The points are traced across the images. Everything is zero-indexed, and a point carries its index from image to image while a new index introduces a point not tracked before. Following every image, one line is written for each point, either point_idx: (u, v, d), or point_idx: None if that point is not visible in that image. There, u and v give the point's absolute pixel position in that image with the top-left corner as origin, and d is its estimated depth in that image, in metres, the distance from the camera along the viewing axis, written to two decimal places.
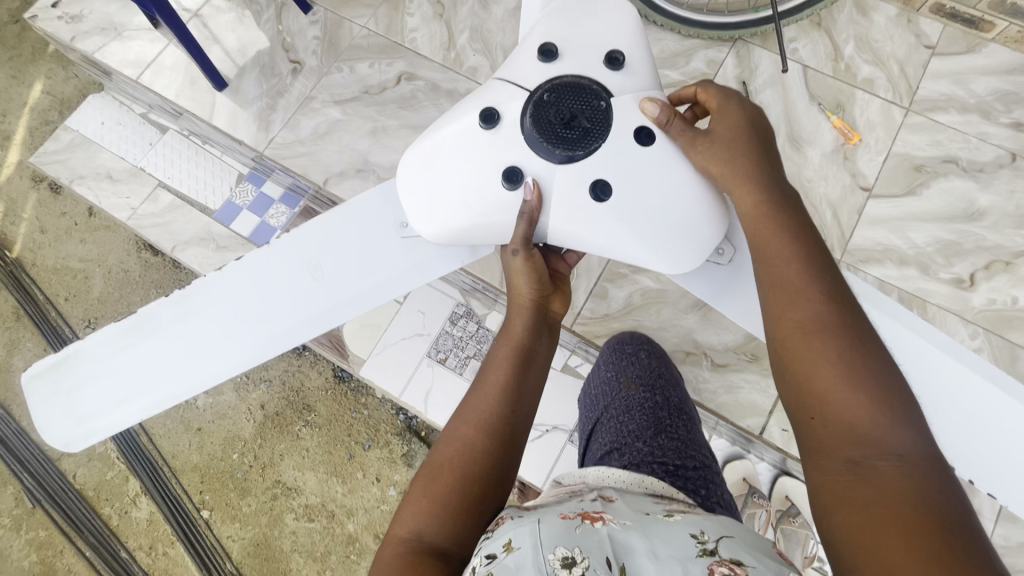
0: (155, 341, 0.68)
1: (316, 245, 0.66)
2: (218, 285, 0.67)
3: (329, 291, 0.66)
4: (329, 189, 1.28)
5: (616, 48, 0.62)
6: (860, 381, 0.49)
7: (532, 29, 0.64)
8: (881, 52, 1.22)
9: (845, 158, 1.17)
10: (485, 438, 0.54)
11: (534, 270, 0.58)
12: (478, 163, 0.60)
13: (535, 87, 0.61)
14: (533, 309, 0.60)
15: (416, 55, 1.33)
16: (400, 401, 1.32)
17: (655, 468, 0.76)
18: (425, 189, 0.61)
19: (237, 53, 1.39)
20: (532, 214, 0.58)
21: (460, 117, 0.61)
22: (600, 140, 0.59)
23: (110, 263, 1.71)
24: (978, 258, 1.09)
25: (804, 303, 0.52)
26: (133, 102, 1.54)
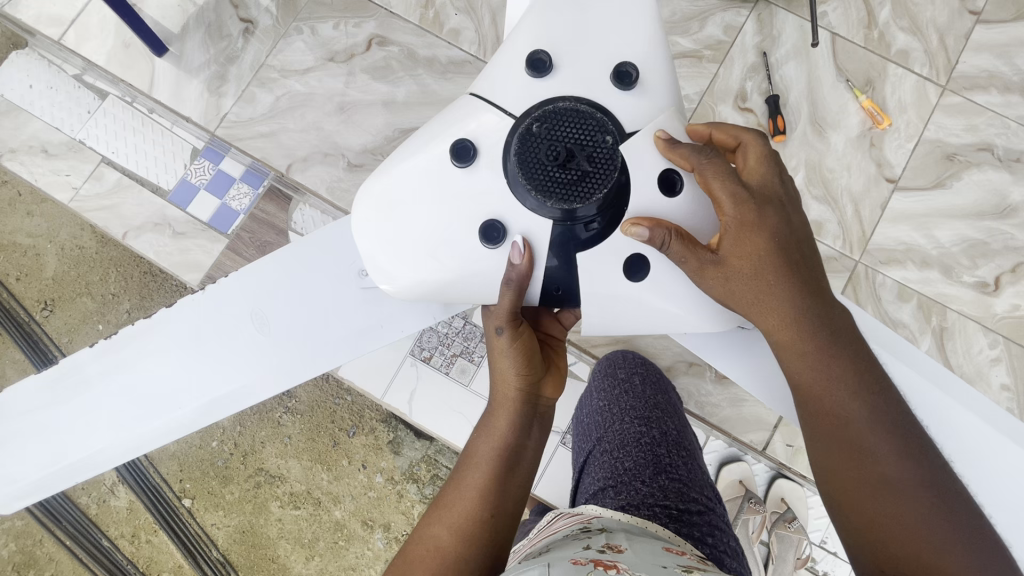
0: (76, 401, 0.60)
1: (266, 296, 0.60)
2: (150, 336, 0.60)
3: (280, 348, 0.59)
4: (293, 175, 1.15)
5: (627, 61, 0.54)
6: (910, 505, 0.48)
7: (524, 28, 0.56)
8: (921, 19, 1.07)
9: (872, 144, 1.05)
10: (457, 541, 0.54)
11: (521, 349, 0.56)
12: (453, 211, 0.53)
13: (523, 114, 0.54)
14: (518, 399, 0.57)
15: (388, 13, 1.15)
16: (383, 404, 1.24)
17: (656, 512, 0.70)
18: (395, 241, 0.54)
19: (178, 7, 1.19)
20: (521, 282, 0.53)
21: (434, 149, 0.54)
22: (602, 189, 0.52)
23: (61, 239, 1.55)
24: (1005, 260, 1.01)
25: (839, 410, 0.51)
26: (65, 62, 1.29)
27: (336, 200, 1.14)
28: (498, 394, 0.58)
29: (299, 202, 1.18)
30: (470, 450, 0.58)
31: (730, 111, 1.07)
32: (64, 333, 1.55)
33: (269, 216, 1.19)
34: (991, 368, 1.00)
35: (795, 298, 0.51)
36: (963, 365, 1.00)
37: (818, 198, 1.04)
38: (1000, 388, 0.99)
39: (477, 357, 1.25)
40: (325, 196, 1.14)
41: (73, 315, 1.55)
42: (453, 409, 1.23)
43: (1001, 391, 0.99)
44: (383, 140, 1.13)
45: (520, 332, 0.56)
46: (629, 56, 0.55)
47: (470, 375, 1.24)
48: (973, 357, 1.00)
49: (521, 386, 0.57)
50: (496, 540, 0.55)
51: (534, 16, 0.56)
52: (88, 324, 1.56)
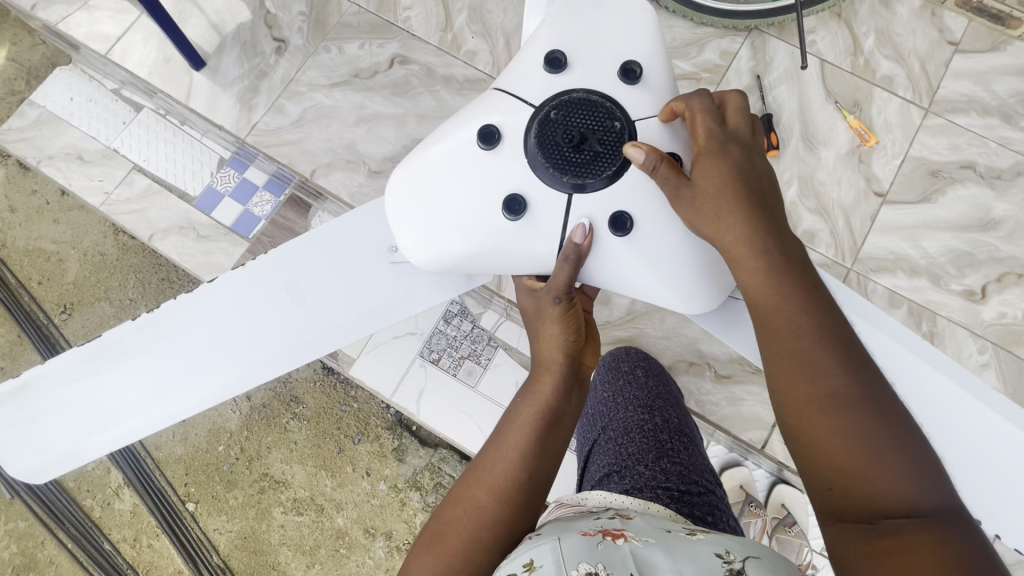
0: (120, 370, 0.64)
1: (301, 273, 0.65)
2: (191, 309, 0.64)
3: (316, 319, 0.65)
4: (316, 181, 1.22)
5: (632, 59, 0.61)
6: (865, 431, 0.47)
7: (540, 33, 0.63)
8: (904, 47, 1.16)
9: (860, 160, 1.12)
10: (495, 501, 0.55)
11: (571, 321, 0.58)
12: (478, 188, 0.59)
13: (540, 103, 0.60)
14: (563, 366, 0.58)
15: (410, 35, 1.24)
16: (391, 403, 1.28)
17: (658, 494, 0.72)
18: (421, 211, 0.61)
19: (216, 27, 1.29)
20: (579, 257, 0.58)
21: (461, 134, 0.61)
22: (612, 166, 0.59)
23: (86, 245, 1.62)
24: (991, 270, 1.06)
25: (798, 337, 0.51)
26: (105, 77, 1.39)
27: (356, 206, 1.21)
28: (541, 362, 0.59)
29: (318, 208, 1.26)
30: (512, 414, 0.58)
31: None
32: (81, 336, 1.60)
33: (289, 222, 1.26)
34: (981, 372, 1.03)
35: (752, 223, 0.53)
36: None
37: (811, 209, 1.10)
38: None
39: (484, 359, 1.29)
40: (345, 200, 1.21)
41: (91, 318, 1.61)
42: (460, 409, 1.27)
43: None
44: (402, 149, 1.21)
45: (573, 304, 0.58)
46: (633, 59, 0.62)
47: (477, 377, 1.28)
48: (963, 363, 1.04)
49: (567, 354, 0.58)
50: (527, 498, 0.56)
51: (548, 23, 0.63)
52: (105, 326, 1.61)
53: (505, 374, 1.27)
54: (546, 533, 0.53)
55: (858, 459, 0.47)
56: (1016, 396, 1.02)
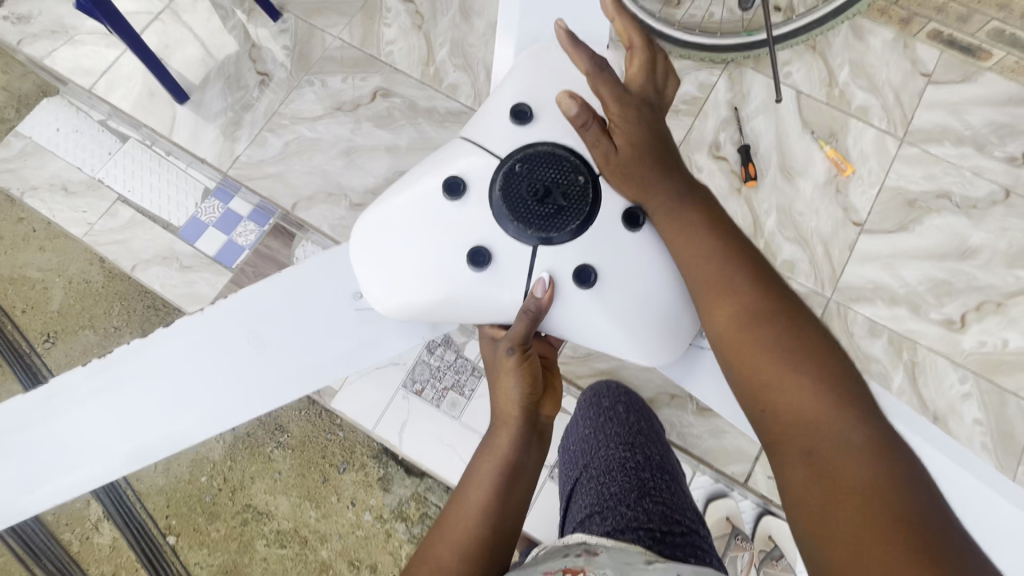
0: (68, 418, 0.61)
1: (261, 318, 0.63)
2: (145, 355, 0.62)
3: (278, 369, 0.63)
4: (298, 213, 1.22)
5: (598, 111, 0.62)
6: (792, 364, 0.50)
7: (509, 81, 0.62)
8: (878, 79, 1.18)
9: (837, 190, 1.13)
10: (457, 559, 0.54)
11: (526, 372, 0.58)
12: (443, 241, 0.59)
13: (506, 155, 0.60)
14: (521, 417, 0.59)
15: (393, 69, 1.26)
16: (373, 435, 1.26)
17: (640, 535, 0.70)
18: (384, 262, 0.60)
19: (201, 61, 1.31)
20: (538, 312, 0.56)
21: (425, 185, 0.60)
22: (575, 221, 0.59)
23: (70, 273, 1.61)
24: (969, 298, 1.07)
25: (740, 305, 0.54)
26: (91, 108, 1.40)
27: (337, 237, 1.21)
28: (498, 414, 0.60)
29: (302, 239, 1.26)
30: (471, 465, 0.59)
31: (705, 159, 1.16)
32: (64, 366, 1.59)
33: (273, 251, 1.26)
34: (963, 402, 1.03)
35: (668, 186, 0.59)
36: (935, 400, 1.03)
37: (790, 239, 1.11)
38: (973, 423, 1.02)
39: (467, 390, 1.27)
40: (327, 232, 1.21)
41: (75, 348, 1.59)
42: (443, 440, 1.25)
43: (974, 425, 1.02)
44: (384, 181, 1.22)
45: (528, 356, 0.58)
46: (596, 108, 0.62)
47: (460, 408, 1.27)
48: (945, 392, 1.03)
49: (522, 406, 0.59)
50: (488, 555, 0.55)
51: (519, 69, 0.62)
52: (88, 356, 1.59)
53: (489, 404, 1.26)
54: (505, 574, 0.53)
55: (784, 392, 0.49)
56: (998, 425, 1.02)
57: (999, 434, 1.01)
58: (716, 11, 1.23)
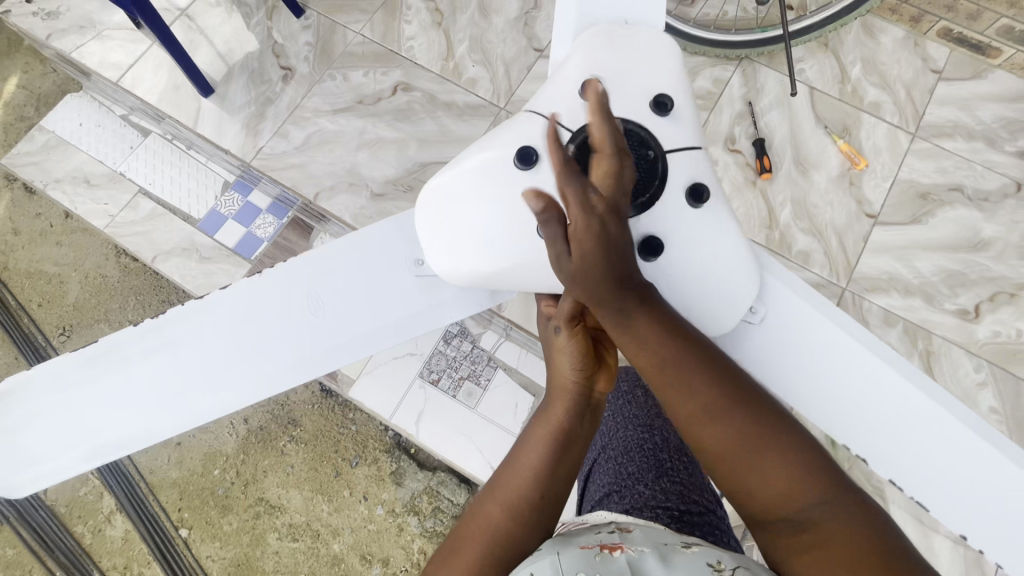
0: (124, 376, 0.60)
1: (318, 282, 0.62)
2: (202, 314, 0.61)
3: (329, 333, 0.62)
4: (320, 203, 1.24)
5: (665, 92, 0.56)
6: (730, 422, 0.46)
7: (571, 58, 0.58)
8: (889, 76, 1.20)
9: (852, 183, 1.15)
10: (506, 521, 0.53)
11: (584, 349, 0.54)
12: (508, 209, 0.57)
13: (574, 128, 0.56)
14: (576, 394, 0.55)
15: (413, 64, 1.28)
16: (390, 423, 1.27)
17: (659, 514, 0.71)
18: (450, 228, 0.59)
19: (224, 56, 1.33)
20: (581, 291, 0.54)
21: (496, 152, 0.58)
22: (643, 196, 0.53)
23: (86, 267, 1.63)
24: (982, 289, 1.08)
25: (668, 371, 0.48)
26: (113, 103, 1.43)
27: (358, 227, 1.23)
28: (551, 385, 0.56)
29: (320, 231, 1.28)
30: (524, 429, 0.56)
31: (720, 153, 1.18)
32: None
33: (291, 244, 1.28)
34: (978, 391, 1.04)
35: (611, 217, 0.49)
36: (951, 389, 1.04)
37: (805, 231, 1.13)
38: (989, 411, 1.03)
39: (484, 380, 1.28)
40: (348, 222, 1.23)
41: (90, 341, 1.61)
42: (459, 430, 1.26)
43: (990, 414, 1.03)
44: (404, 173, 1.24)
45: (579, 331, 0.54)
46: (660, 86, 0.57)
47: (477, 398, 1.28)
48: (959, 381, 1.04)
49: (576, 381, 0.55)
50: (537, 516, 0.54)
51: (582, 46, 0.58)
52: None
53: (505, 395, 1.27)
54: (543, 549, 0.49)
55: (737, 456, 0.46)
56: (1014, 415, 1.03)
57: (1014, 423, 1.02)
58: (730, 9, 1.26)
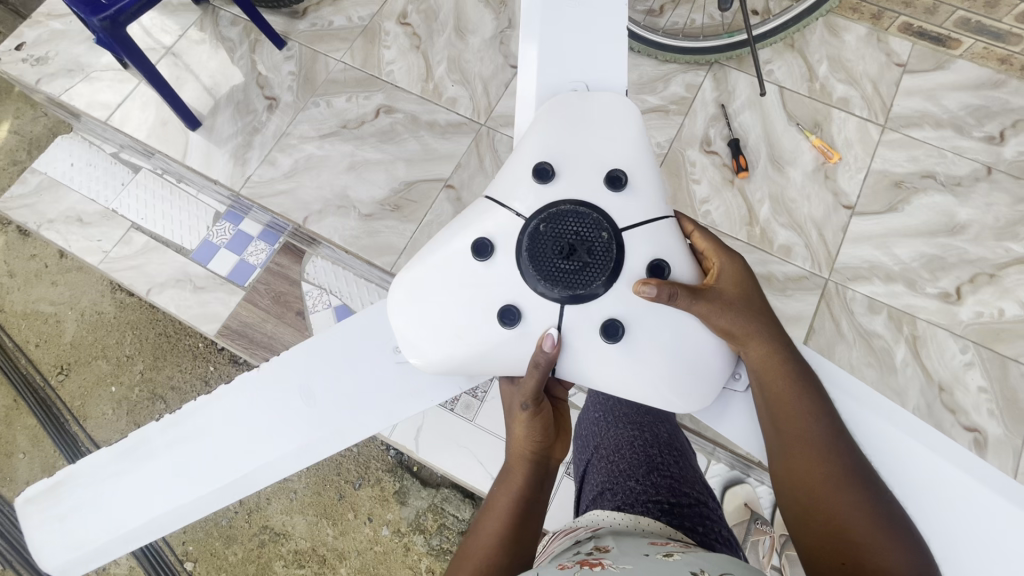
0: (138, 476, 0.56)
1: (319, 371, 0.58)
2: (210, 410, 0.57)
3: (337, 421, 0.57)
4: (309, 226, 1.27)
5: (617, 167, 0.60)
6: (848, 498, 0.48)
7: (527, 138, 0.62)
8: (855, 72, 1.24)
9: (827, 177, 1.18)
10: None
11: (540, 422, 0.58)
12: (469, 299, 0.58)
13: (530, 214, 0.59)
14: (534, 461, 0.59)
15: (394, 87, 1.32)
16: (390, 441, 1.28)
17: (650, 508, 0.71)
18: (415, 318, 0.59)
19: (210, 90, 1.37)
20: (547, 365, 0.55)
21: (453, 247, 0.60)
22: (601, 276, 0.56)
23: (82, 306, 1.64)
24: (963, 271, 1.10)
25: (807, 434, 0.50)
26: (104, 142, 1.46)
27: (350, 248, 1.25)
28: (509, 451, 0.60)
29: (313, 254, 1.29)
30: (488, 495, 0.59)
31: (697, 155, 1.21)
32: (77, 397, 1.61)
33: (284, 268, 1.28)
34: (966, 372, 1.05)
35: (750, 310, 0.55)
36: (940, 371, 1.05)
37: (785, 226, 1.15)
38: (979, 391, 1.04)
39: (480, 392, 1.29)
40: (339, 244, 1.25)
41: (88, 378, 1.61)
42: (459, 444, 1.26)
43: (980, 394, 1.03)
44: (390, 192, 1.26)
45: (542, 407, 0.57)
46: (613, 162, 0.60)
47: (475, 410, 1.28)
48: (947, 363, 1.05)
49: (534, 451, 0.59)
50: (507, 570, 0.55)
51: (538, 127, 0.61)
52: (102, 386, 1.61)
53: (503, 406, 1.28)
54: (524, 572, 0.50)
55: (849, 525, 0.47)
56: (1004, 393, 1.03)
57: (1005, 401, 1.03)
58: (698, 17, 1.31)
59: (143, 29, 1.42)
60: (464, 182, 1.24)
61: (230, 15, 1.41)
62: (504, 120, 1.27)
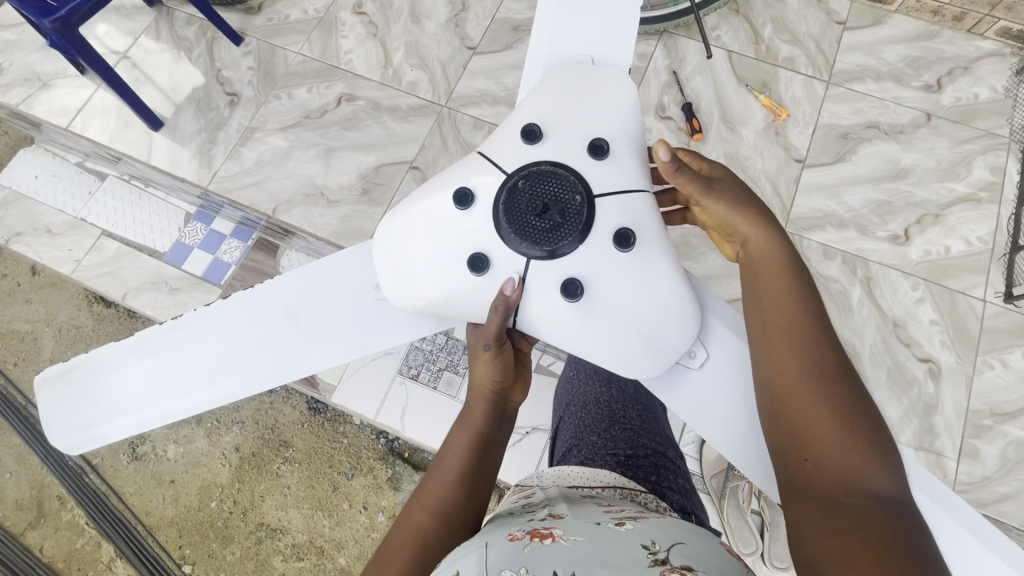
0: (141, 370, 0.65)
1: (302, 296, 0.66)
2: (208, 319, 0.65)
3: (313, 344, 0.65)
4: (280, 217, 1.28)
5: (603, 137, 0.63)
6: (830, 403, 0.51)
7: (526, 99, 0.66)
8: (798, 32, 1.29)
9: (777, 133, 1.22)
10: (434, 519, 0.56)
11: (501, 363, 0.62)
12: (448, 251, 0.62)
13: (512, 172, 0.62)
14: (492, 400, 0.63)
15: (354, 76, 1.34)
16: (376, 423, 1.31)
17: (607, 460, 0.75)
18: (398, 267, 0.63)
19: (171, 91, 1.38)
20: (507, 309, 0.60)
21: (439, 198, 0.63)
22: (569, 236, 0.59)
23: (59, 321, 1.63)
24: (910, 214, 1.16)
25: (798, 334, 0.54)
26: (68, 151, 1.42)
27: (322, 235, 1.26)
28: (471, 393, 0.64)
29: (286, 248, 1.28)
30: (447, 437, 0.62)
31: (653, 121, 1.25)
32: None
33: (259, 263, 1.28)
34: (918, 308, 1.10)
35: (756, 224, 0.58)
36: (893, 308, 1.10)
37: (741, 182, 1.20)
38: (932, 324, 1.09)
39: (462, 369, 1.32)
40: (310, 233, 1.27)
41: None
42: (445, 421, 1.29)
43: (932, 326, 1.09)
44: (357, 179, 1.28)
45: (502, 350, 0.62)
46: (600, 131, 0.63)
47: (457, 386, 1.31)
48: (900, 300, 1.11)
49: (492, 390, 0.63)
50: (463, 506, 0.58)
51: (540, 89, 0.65)
52: None
53: None
54: (473, 542, 0.49)
55: (824, 431, 0.50)
56: (954, 324, 1.09)
57: (956, 332, 1.08)
58: None
59: (99, 35, 1.42)
60: (429, 163, 1.26)
61: (185, 15, 1.41)
62: (464, 100, 1.29)
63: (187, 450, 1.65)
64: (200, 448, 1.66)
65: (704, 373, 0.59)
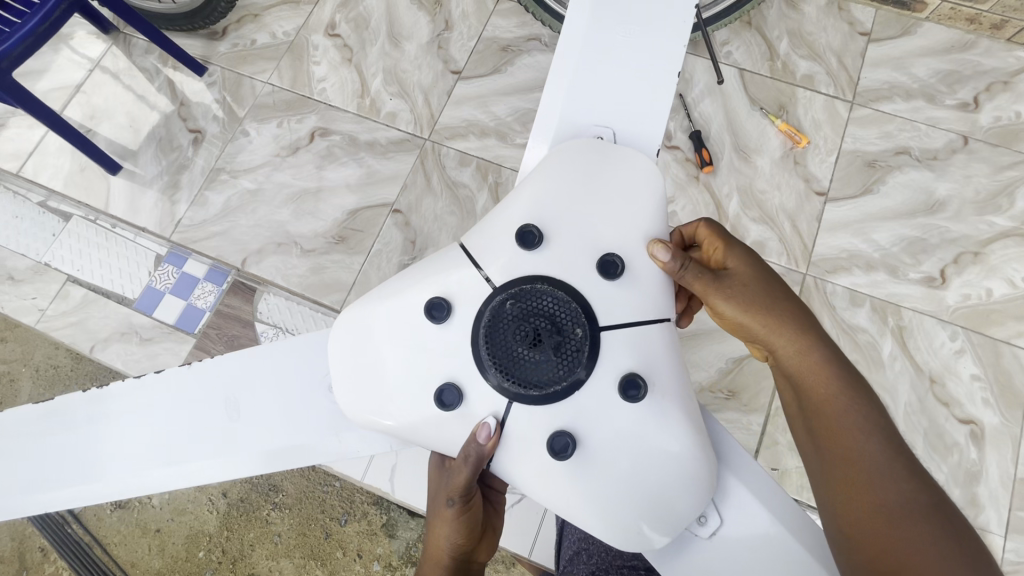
0: (46, 444, 0.54)
1: (245, 381, 0.54)
2: (134, 394, 0.55)
3: (257, 438, 0.53)
4: (248, 269, 1.17)
5: (614, 250, 0.49)
6: (873, 454, 0.45)
7: (527, 183, 0.52)
8: (817, 45, 1.16)
9: (796, 162, 1.10)
10: None
11: (465, 526, 0.51)
12: (415, 376, 0.48)
13: (503, 284, 0.49)
14: (451, 566, 0.52)
15: (328, 106, 1.22)
16: (362, 484, 1.21)
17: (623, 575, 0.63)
18: (354, 388, 0.49)
19: (133, 126, 1.27)
20: (479, 462, 0.46)
21: (410, 308, 0.49)
22: (565, 377, 0.46)
23: (36, 360, 1.39)
24: (946, 253, 1.04)
25: (823, 379, 0.48)
26: (28, 190, 1.30)
27: (299, 286, 1.15)
28: (426, 556, 0.53)
29: (262, 293, 1.16)
30: None
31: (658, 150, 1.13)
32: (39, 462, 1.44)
33: (235, 310, 1.16)
34: (957, 360, 0.99)
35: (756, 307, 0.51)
36: (929, 361, 0.99)
37: (756, 220, 1.08)
38: (972, 378, 0.98)
39: None
40: (280, 285, 1.16)
41: None
42: None
43: (973, 382, 0.98)
44: (334, 223, 1.17)
45: (468, 507, 0.51)
46: (613, 240, 0.50)
47: None
48: (936, 351, 1.00)
49: (452, 554, 0.52)
50: None
51: (546, 167, 0.52)
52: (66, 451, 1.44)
53: None
54: None
55: (870, 482, 0.44)
56: (997, 378, 0.98)
57: (998, 386, 0.98)
58: None
59: (55, 66, 1.31)
60: (412, 205, 1.15)
61: (143, 42, 1.30)
62: (448, 132, 1.18)
63: (171, 498, 1.55)
64: (187, 497, 1.58)
65: (715, 546, 0.45)
